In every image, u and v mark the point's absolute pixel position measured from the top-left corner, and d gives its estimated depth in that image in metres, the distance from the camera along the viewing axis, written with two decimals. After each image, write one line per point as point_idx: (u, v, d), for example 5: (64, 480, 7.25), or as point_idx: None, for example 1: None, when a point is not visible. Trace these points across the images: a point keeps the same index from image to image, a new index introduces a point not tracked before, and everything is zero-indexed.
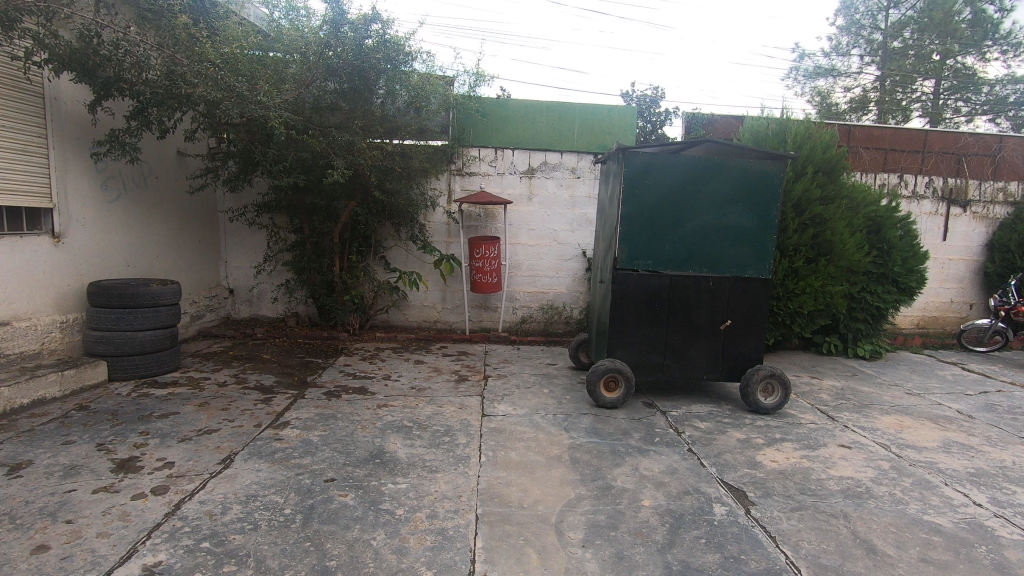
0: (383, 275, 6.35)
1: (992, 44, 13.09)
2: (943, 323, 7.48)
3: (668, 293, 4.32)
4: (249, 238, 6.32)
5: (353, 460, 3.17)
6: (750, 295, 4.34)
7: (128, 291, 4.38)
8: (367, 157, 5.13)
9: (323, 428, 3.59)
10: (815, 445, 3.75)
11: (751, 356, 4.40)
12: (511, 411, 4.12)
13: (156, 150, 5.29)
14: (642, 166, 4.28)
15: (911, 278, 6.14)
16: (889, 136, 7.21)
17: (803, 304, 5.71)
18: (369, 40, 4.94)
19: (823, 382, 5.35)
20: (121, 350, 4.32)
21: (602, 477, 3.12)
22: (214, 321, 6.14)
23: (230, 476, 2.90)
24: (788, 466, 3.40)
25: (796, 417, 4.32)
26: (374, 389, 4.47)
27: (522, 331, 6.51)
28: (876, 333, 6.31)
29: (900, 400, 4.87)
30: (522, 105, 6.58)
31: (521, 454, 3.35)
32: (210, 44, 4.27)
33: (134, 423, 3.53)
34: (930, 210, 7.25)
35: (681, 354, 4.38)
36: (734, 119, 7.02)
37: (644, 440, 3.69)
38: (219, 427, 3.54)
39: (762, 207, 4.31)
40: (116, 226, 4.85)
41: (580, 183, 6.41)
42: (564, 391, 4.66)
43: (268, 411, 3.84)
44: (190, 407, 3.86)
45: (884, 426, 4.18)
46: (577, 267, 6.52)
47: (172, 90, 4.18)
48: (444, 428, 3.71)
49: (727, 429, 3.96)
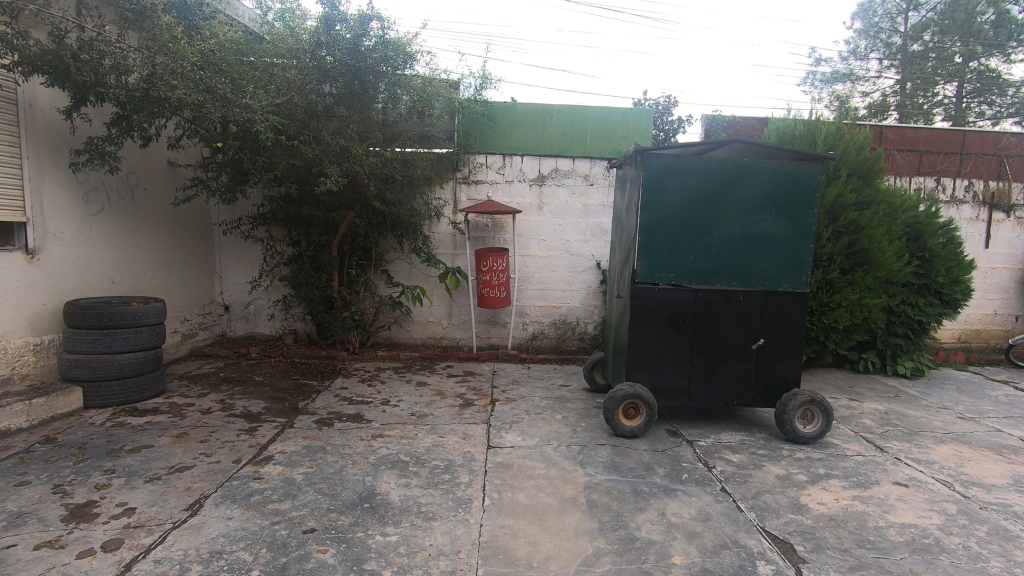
0: (385, 289, 5.98)
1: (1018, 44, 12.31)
2: (987, 337, 6.92)
3: (693, 310, 3.91)
4: (245, 251, 6.01)
5: (338, 505, 2.78)
6: (785, 311, 3.90)
7: (106, 310, 4.07)
8: (364, 164, 4.79)
9: (310, 464, 3.22)
10: (867, 483, 3.29)
11: (786, 379, 3.95)
12: (520, 441, 3.70)
13: (142, 159, 4.99)
14: (663, 169, 3.88)
15: (955, 288, 5.64)
16: (924, 137, 6.78)
17: (838, 318, 5.23)
18: (366, 40, 4.65)
19: (864, 404, 4.87)
20: (99, 376, 4.00)
21: (624, 526, 2.70)
22: (208, 340, 5.83)
23: (195, 526, 2.53)
24: (839, 510, 2.95)
25: (841, 447, 3.85)
26: (371, 416, 4.08)
27: (532, 349, 6.11)
28: (916, 349, 5.81)
29: (953, 426, 4.37)
30: (533, 109, 6.20)
31: (530, 496, 2.94)
32: (193, 44, 3.97)
33: (101, 460, 3.18)
34: (971, 216, 6.74)
35: (709, 377, 3.94)
36: (757, 122, 6.57)
37: (670, 477, 3.26)
38: (194, 463, 3.18)
39: (797, 214, 3.89)
40: (98, 241, 4.55)
41: (594, 191, 6.03)
42: (579, 417, 4.24)
43: (252, 444, 3.48)
44: (166, 439, 3.51)
45: (941, 459, 3.70)
46: (591, 280, 6.13)
47: (152, 94, 3.87)
48: (445, 464, 3.31)
49: (763, 463, 3.51)
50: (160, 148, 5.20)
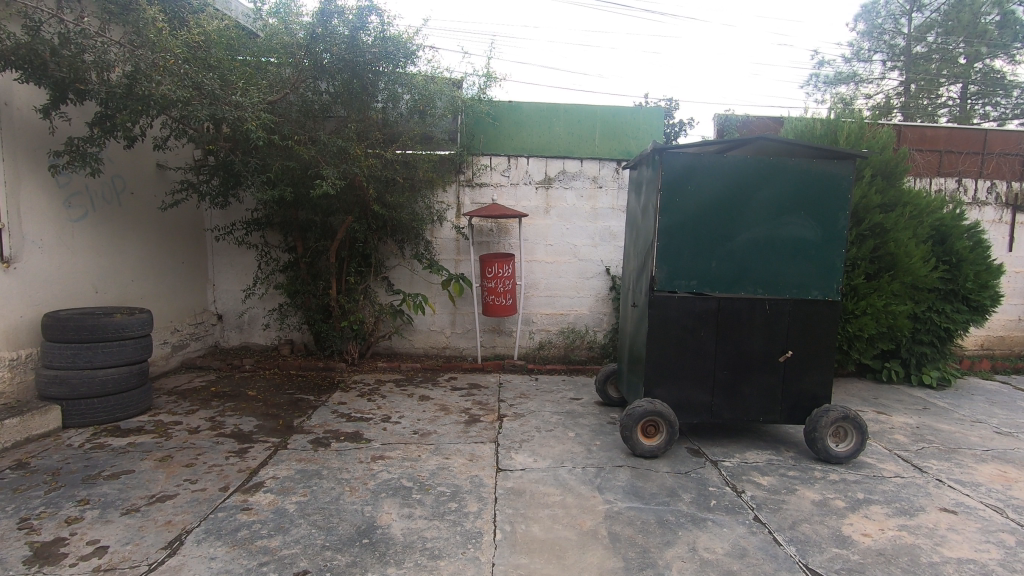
0: (386, 297, 5.72)
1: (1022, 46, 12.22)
2: (1011, 344, 6.64)
3: (716, 319, 3.64)
4: (238, 258, 5.74)
5: (335, 541, 2.51)
6: (815, 321, 3.63)
7: (87, 322, 3.79)
8: (362, 166, 4.52)
9: (303, 492, 2.95)
10: (912, 510, 3.01)
11: (816, 394, 3.68)
12: (532, 463, 3.42)
13: (128, 161, 4.74)
14: (683, 168, 3.62)
15: (984, 294, 5.36)
16: (944, 137, 6.56)
17: (863, 326, 4.98)
18: (365, 36, 4.40)
19: (893, 418, 4.59)
20: (79, 393, 3.73)
21: (652, 564, 2.43)
22: (200, 351, 5.56)
23: (172, 569, 2.26)
24: (887, 543, 2.67)
25: (877, 468, 3.57)
26: (370, 435, 3.80)
27: (539, 359, 5.83)
28: (943, 358, 5.54)
29: (992, 443, 4.09)
30: (539, 109, 5.96)
31: (545, 529, 2.66)
32: (180, 37, 3.72)
33: (75, 488, 2.90)
34: (993, 218, 6.43)
35: (734, 392, 3.67)
36: (772, 121, 6.30)
37: (697, 505, 2.98)
38: (176, 492, 2.90)
39: (827, 216, 3.62)
40: (81, 249, 4.29)
41: (603, 194, 5.77)
42: (593, 435, 3.96)
43: (241, 469, 3.20)
44: (148, 463, 3.23)
45: (987, 481, 3.42)
46: (600, 286, 5.86)
47: (135, 91, 3.61)
48: (451, 490, 3.04)
49: (796, 487, 3.24)
50: (148, 149, 4.94)
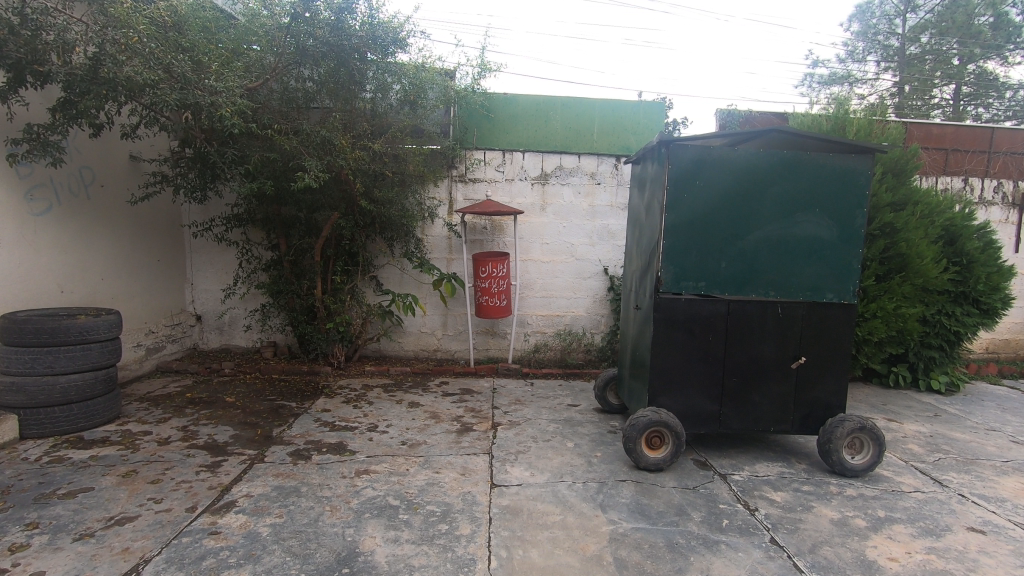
0: (374, 297, 5.47)
1: (1015, 48, 12.18)
2: (1016, 347, 6.49)
3: (725, 323, 3.41)
4: (218, 256, 5.45)
5: (311, 571, 2.25)
6: (829, 325, 3.42)
7: (47, 325, 3.49)
8: (348, 159, 4.26)
9: (279, 513, 2.68)
10: (938, 530, 2.80)
11: (830, 403, 3.46)
12: (529, 478, 3.18)
13: (97, 152, 4.45)
14: (692, 162, 3.39)
15: (995, 297, 5.19)
16: (951, 135, 6.40)
17: (872, 330, 4.82)
18: (352, 20, 4.13)
19: (905, 426, 4.39)
20: (38, 402, 3.44)
21: None
22: (177, 354, 5.26)
23: None
24: (917, 569, 2.45)
25: (895, 482, 3.36)
26: (355, 446, 3.54)
27: (535, 362, 5.58)
28: (951, 362, 5.37)
29: (1010, 453, 3.90)
30: (535, 102, 5.72)
31: (545, 554, 2.42)
32: (149, 17, 3.45)
33: (24, 510, 2.62)
34: (1000, 218, 6.24)
35: (743, 401, 3.44)
36: (776, 117, 6.10)
37: (709, 525, 2.75)
38: (138, 513, 2.63)
39: (843, 214, 3.41)
40: (44, 245, 3.99)
41: (601, 191, 5.54)
42: (593, 446, 3.71)
43: (212, 485, 2.94)
44: (109, 479, 2.95)
45: (1011, 495, 3.22)
46: (598, 287, 5.63)
47: (99, 74, 3.33)
48: (441, 509, 2.79)
49: (812, 504, 3.02)
50: (119, 140, 4.65)
